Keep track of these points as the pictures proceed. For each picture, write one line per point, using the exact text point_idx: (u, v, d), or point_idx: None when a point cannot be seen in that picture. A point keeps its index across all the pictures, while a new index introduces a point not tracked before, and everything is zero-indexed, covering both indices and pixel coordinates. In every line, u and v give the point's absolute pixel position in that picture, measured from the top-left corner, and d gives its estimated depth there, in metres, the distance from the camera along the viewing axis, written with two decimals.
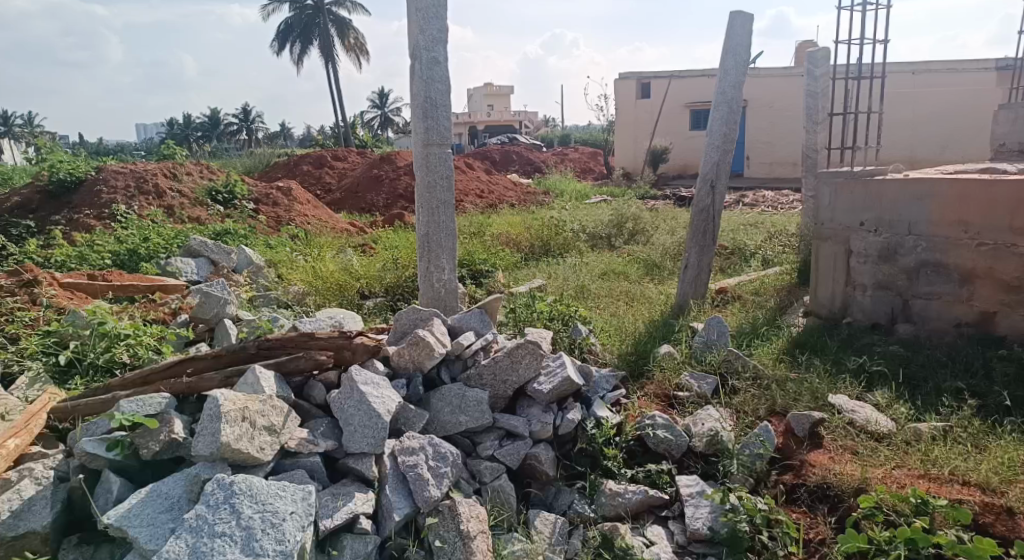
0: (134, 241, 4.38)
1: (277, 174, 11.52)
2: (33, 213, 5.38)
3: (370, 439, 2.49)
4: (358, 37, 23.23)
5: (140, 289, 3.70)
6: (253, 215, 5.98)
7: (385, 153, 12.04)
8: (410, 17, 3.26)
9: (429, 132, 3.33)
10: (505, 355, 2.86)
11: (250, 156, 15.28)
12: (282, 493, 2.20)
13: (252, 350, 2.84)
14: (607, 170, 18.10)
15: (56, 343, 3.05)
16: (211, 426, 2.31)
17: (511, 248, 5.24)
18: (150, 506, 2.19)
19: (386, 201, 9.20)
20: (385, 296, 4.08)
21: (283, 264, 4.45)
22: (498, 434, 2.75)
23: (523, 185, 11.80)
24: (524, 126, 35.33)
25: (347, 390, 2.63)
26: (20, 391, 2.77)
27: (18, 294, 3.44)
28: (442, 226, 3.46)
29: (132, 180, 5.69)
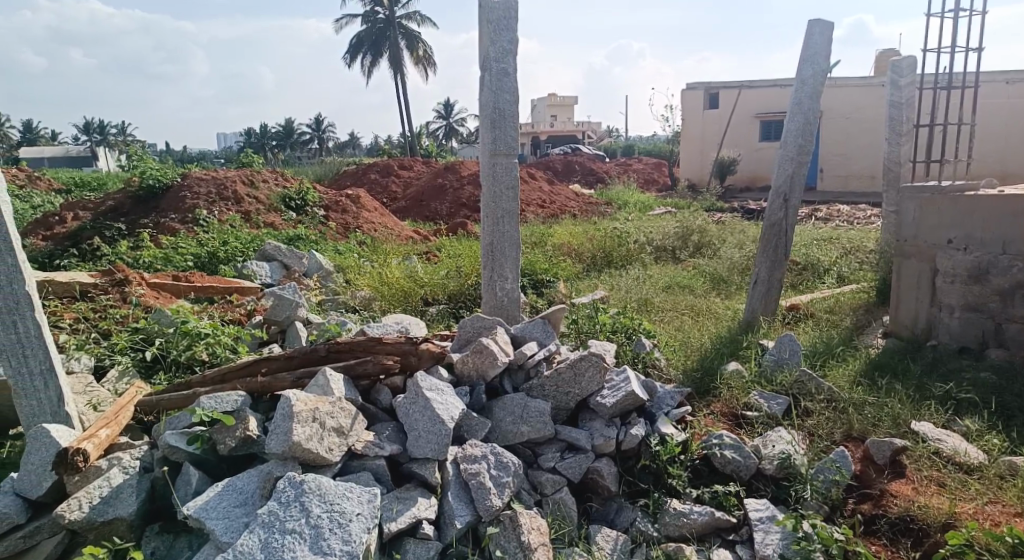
0: (214, 245, 4.60)
1: (346, 182, 11.90)
2: (124, 216, 5.75)
3: (433, 445, 2.52)
4: (427, 49, 23.82)
5: (219, 291, 3.87)
6: (323, 221, 6.18)
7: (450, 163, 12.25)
8: (481, 28, 3.29)
9: (496, 141, 3.35)
10: (568, 367, 2.85)
11: (321, 164, 15.81)
12: (349, 494, 2.26)
13: (322, 353, 2.93)
14: (671, 181, 17.80)
15: (143, 339, 3.23)
16: (283, 425, 2.40)
17: (573, 258, 5.22)
18: (226, 500, 2.29)
19: (450, 209, 9.34)
20: (448, 303, 4.13)
21: (352, 269, 4.58)
22: (560, 446, 2.74)
23: (587, 196, 11.75)
24: (586, 137, 35.21)
25: (413, 396, 2.68)
26: (111, 384, 2.95)
27: (111, 293, 3.66)
28: (506, 235, 3.47)
29: (213, 186, 5.98)
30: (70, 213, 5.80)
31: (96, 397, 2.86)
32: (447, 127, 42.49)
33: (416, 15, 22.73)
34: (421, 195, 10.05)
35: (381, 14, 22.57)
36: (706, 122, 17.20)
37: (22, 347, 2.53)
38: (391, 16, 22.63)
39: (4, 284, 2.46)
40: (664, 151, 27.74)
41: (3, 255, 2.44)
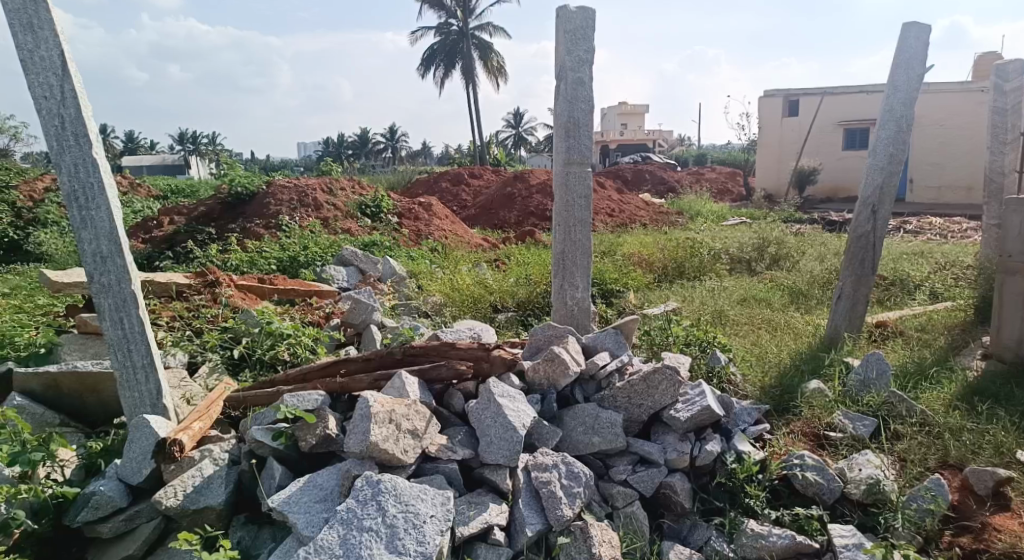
0: (295, 249, 4.81)
1: (418, 191, 12.19)
2: (214, 221, 6.09)
3: (505, 452, 2.54)
4: (500, 60, 24.14)
5: (300, 293, 4.04)
6: (396, 228, 6.34)
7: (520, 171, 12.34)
8: (558, 38, 3.29)
9: (570, 150, 3.33)
10: (641, 379, 2.81)
11: (393, 173, 16.25)
12: (423, 496, 2.31)
13: (398, 356, 3.02)
14: (746, 191, 17.30)
15: (231, 338, 3.41)
16: (362, 425, 2.48)
17: (643, 268, 5.15)
18: (307, 495, 2.39)
19: (518, 217, 9.42)
20: (517, 311, 4.15)
21: (424, 275, 4.68)
22: (632, 459, 2.70)
23: (658, 205, 11.57)
24: (655, 146, 34.75)
25: (485, 402, 2.71)
26: (202, 379, 3.15)
27: (203, 293, 3.88)
28: (578, 244, 3.44)
29: (295, 193, 6.25)
30: (166, 218, 6.20)
31: (189, 391, 3.04)
32: (515, 137, 42.86)
33: (488, 26, 23.07)
34: (490, 204, 10.18)
35: (454, 26, 23.05)
36: (783, 130, 16.62)
37: (127, 342, 2.71)
38: (464, 27, 23.11)
39: (113, 283, 2.66)
40: (738, 160, 27.00)
41: (112, 256, 2.63)
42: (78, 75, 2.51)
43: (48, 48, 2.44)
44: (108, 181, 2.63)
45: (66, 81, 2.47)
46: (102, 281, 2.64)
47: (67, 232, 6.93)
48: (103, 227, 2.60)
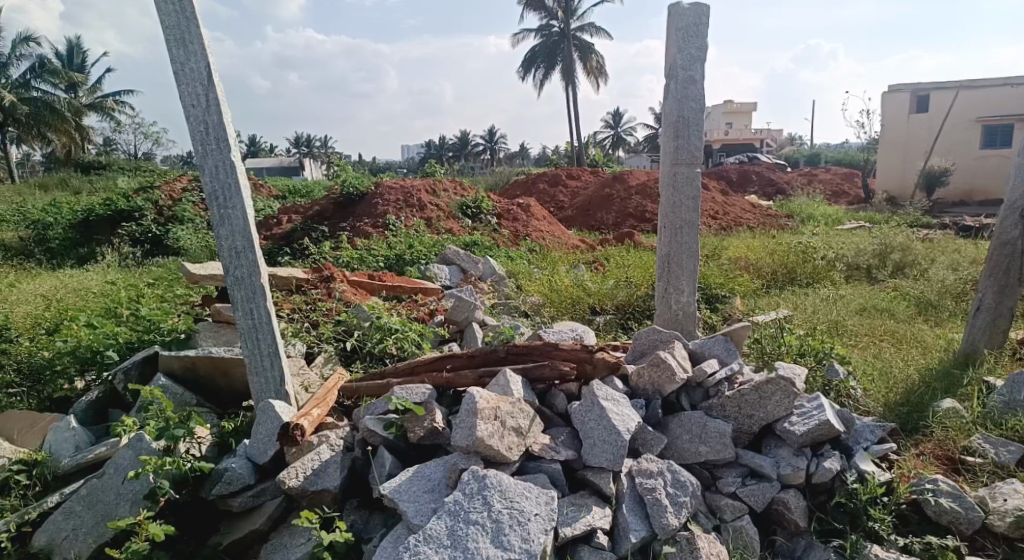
0: (402, 248, 5.00)
1: (516, 192, 12.33)
2: (327, 220, 6.46)
3: (609, 455, 2.51)
4: (600, 60, 24.02)
5: (406, 290, 4.20)
6: (496, 228, 6.46)
7: (619, 172, 12.19)
8: (668, 36, 3.21)
9: (679, 151, 3.24)
10: (753, 389, 2.70)
11: (492, 175, 16.55)
12: (527, 493, 2.34)
13: (501, 354, 3.06)
14: (863, 193, 16.18)
15: (344, 331, 3.61)
16: (468, 420, 2.55)
17: (750, 274, 4.95)
18: (416, 485, 2.47)
19: (616, 219, 9.34)
20: (616, 314, 4.09)
21: (523, 276, 4.73)
22: (741, 471, 2.60)
23: (766, 207, 11.06)
24: (757, 146, 33.26)
25: (589, 404, 2.70)
26: (318, 369, 3.35)
27: (319, 288, 4.11)
28: (685, 247, 3.35)
29: (401, 194, 6.49)
30: (286, 217, 6.64)
31: (307, 379, 3.24)
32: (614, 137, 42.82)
33: (589, 27, 22.99)
34: (588, 205, 10.15)
35: (555, 28, 23.13)
36: (908, 127, 15.42)
37: (256, 331, 2.92)
38: (565, 28, 23.19)
39: (246, 276, 2.87)
40: (853, 160, 25.31)
41: (245, 251, 2.84)
42: (221, 84, 2.73)
43: (197, 60, 2.67)
44: (244, 182, 2.85)
45: (212, 90, 2.69)
46: (236, 274, 2.86)
47: (201, 228, 7.58)
48: (239, 224, 2.81)
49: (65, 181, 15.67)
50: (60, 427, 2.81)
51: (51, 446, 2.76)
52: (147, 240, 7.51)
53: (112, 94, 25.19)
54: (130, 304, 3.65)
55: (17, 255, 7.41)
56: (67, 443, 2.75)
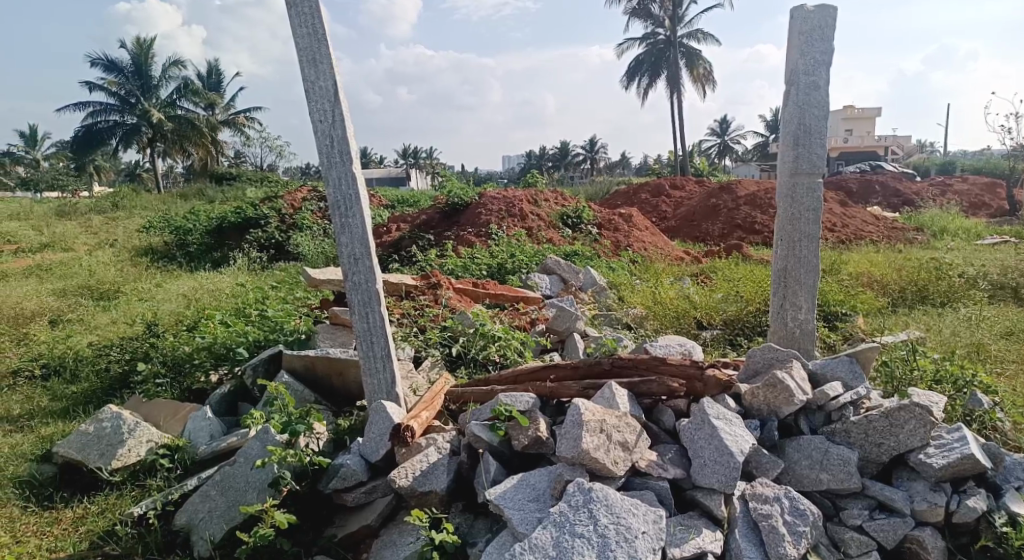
0: (504, 257, 5.08)
1: (617, 202, 12.21)
2: (432, 229, 6.69)
3: (721, 476, 2.41)
4: (708, 66, 23.44)
5: (508, 299, 4.25)
6: (597, 239, 6.41)
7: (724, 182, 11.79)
8: (790, 40, 3.07)
9: (799, 160, 3.07)
10: (882, 415, 2.52)
11: (591, 185, 16.50)
12: (635, 510, 2.29)
13: (606, 366, 3.02)
14: (1004, 204, 14.67)
15: (449, 336, 3.71)
16: (573, 431, 2.53)
17: (874, 291, 4.62)
18: (521, 493, 2.48)
19: (722, 231, 9.04)
20: (724, 329, 3.94)
21: (625, 287, 4.66)
22: (868, 503, 2.43)
23: (891, 219, 10.29)
24: (876, 153, 31.02)
25: (699, 421, 2.60)
26: (425, 373, 3.46)
27: (426, 294, 4.24)
28: (803, 261, 3.17)
29: (503, 204, 6.60)
30: (394, 225, 6.95)
31: (415, 383, 3.35)
32: (723, 145, 41.68)
33: (698, 34, 22.52)
34: (692, 216, 9.88)
35: (661, 36, 22.81)
36: None
37: (370, 334, 3.06)
38: (672, 36, 22.83)
39: (362, 282, 3.01)
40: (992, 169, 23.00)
41: (363, 258, 2.98)
42: (345, 100, 2.89)
43: (325, 79, 2.85)
44: (364, 192, 3.00)
45: (337, 107, 2.86)
46: (354, 279, 3.01)
47: (319, 235, 8.08)
48: (358, 233, 2.96)
49: (203, 191, 17.22)
50: (198, 416, 3.07)
51: (190, 433, 3.02)
52: (271, 246, 8.11)
53: (243, 110, 27.45)
54: (257, 306, 3.95)
55: (162, 258, 8.22)
56: (204, 431, 3.01)
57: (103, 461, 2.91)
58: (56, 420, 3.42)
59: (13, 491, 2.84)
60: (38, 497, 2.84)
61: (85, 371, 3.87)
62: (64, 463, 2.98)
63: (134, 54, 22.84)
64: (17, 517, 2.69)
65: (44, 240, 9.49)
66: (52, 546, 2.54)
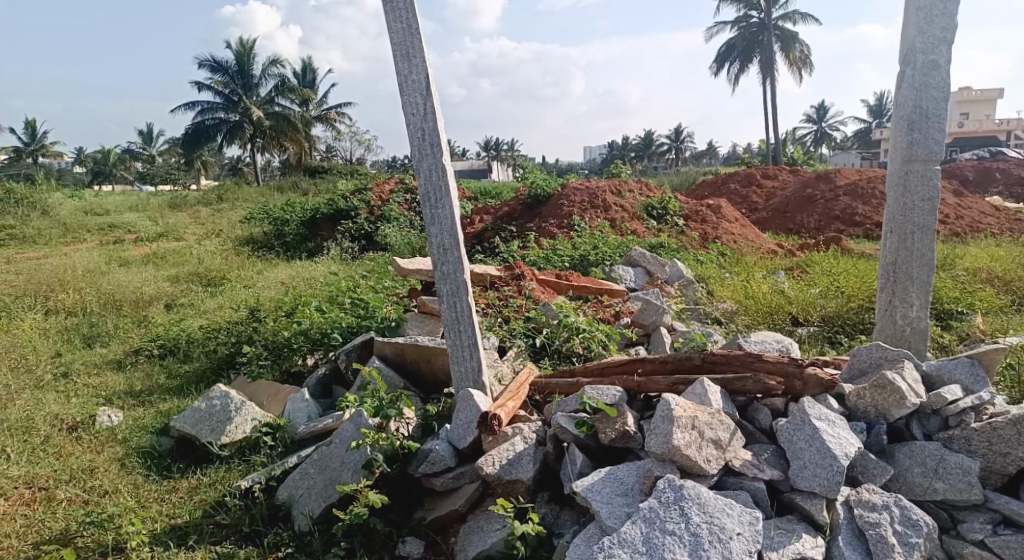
0: (587, 249, 5.05)
1: (703, 192, 11.86)
2: (515, 220, 6.74)
3: (822, 480, 2.28)
4: (805, 49, 22.35)
5: (592, 291, 4.21)
6: (683, 230, 6.23)
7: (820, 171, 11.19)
8: (906, 18, 2.85)
9: (913, 146, 2.85)
10: (1009, 424, 2.32)
11: (676, 175, 16.08)
12: (729, 511, 2.21)
13: (697, 361, 2.93)
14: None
15: (533, 328, 3.72)
16: (663, 426, 2.46)
17: (996, 288, 4.25)
18: (609, 486, 2.44)
19: (818, 223, 8.62)
20: (821, 326, 3.73)
21: (714, 281, 4.51)
22: (990, 518, 2.25)
23: (1013, 210, 9.43)
24: (992, 139, 28.53)
25: (798, 421, 2.47)
26: (510, 363, 3.48)
27: (510, 285, 4.27)
28: (916, 255, 2.95)
29: (587, 195, 6.54)
30: (478, 217, 7.04)
31: (500, 372, 3.37)
32: (817, 133, 39.57)
33: (794, 15, 21.48)
34: (786, 207, 9.45)
35: (754, 19, 21.96)
36: None
37: (458, 323, 3.10)
38: (767, 19, 21.91)
39: (451, 272, 3.05)
40: None
41: (452, 249, 3.02)
42: (436, 93, 2.93)
43: (417, 73, 2.89)
44: (453, 183, 3.03)
45: (429, 100, 2.91)
46: (443, 269, 3.05)
47: (405, 227, 8.32)
48: (447, 223, 3.00)
49: (298, 184, 18.15)
50: (296, 397, 3.24)
51: (290, 413, 3.19)
52: (361, 237, 8.44)
53: (334, 107, 28.65)
54: (350, 294, 4.12)
55: (262, 247, 8.71)
56: (302, 412, 3.17)
57: (213, 436, 3.11)
58: (172, 396, 3.70)
59: (136, 460, 3.09)
60: (157, 467, 3.08)
61: (196, 352, 4.17)
62: (180, 436, 3.22)
63: (238, 55, 24.33)
64: (141, 483, 2.92)
65: (159, 230, 10.28)
66: (170, 512, 2.74)
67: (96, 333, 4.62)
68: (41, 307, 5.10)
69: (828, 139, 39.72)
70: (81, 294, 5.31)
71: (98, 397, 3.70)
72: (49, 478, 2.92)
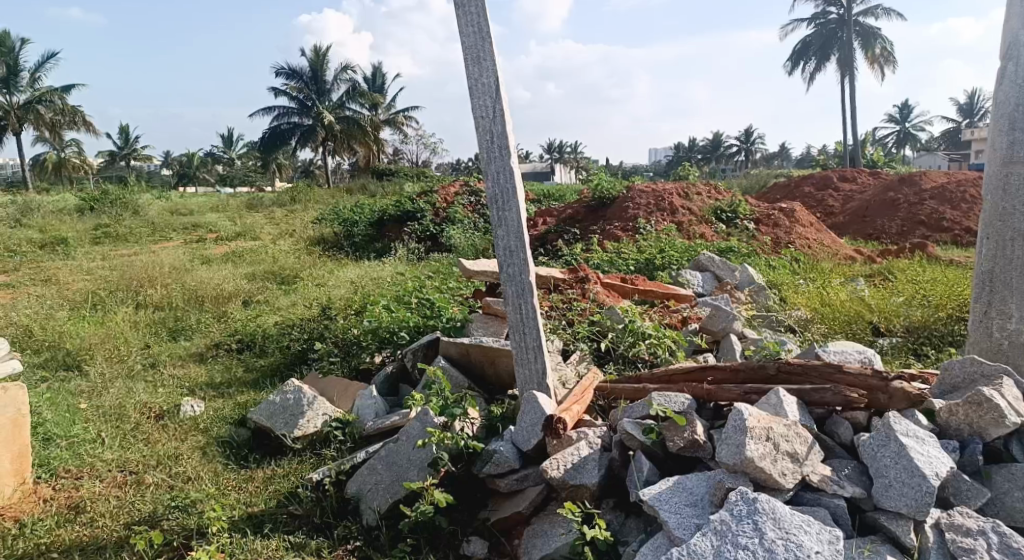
0: (653, 252, 4.96)
1: (775, 195, 11.47)
2: (579, 223, 6.70)
3: (909, 500, 2.14)
4: (887, 45, 21.31)
5: (658, 295, 4.13)
6: (754, 234, 6.04)
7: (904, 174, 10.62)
8: (1008, 9, 2.65)
9: (1013, 146, 2.68)
10: None
11: (745, 177, 15.60)
12: (807, 528, 2.09)
13: (772, 371, 2.84)
14: None
15: (598, 331, 3.68)
16: (736, 437, 2.37)
17: None
18: (678, 496, 2.37)
19: (901, 228, 8.18)
20: (905, 337, 3.53)
21: (788, 287, 4.35)
22: None
23: None
24: None
25: (883, 437, 2.34)
26: (574, 367, 3.45)
27: (574, 288, 4.25)
28: (1016, 263, 2.76)
29: (653, 197, 6.44)
30: (541, 219, 7.04)
31: (564, 376, 3.35)
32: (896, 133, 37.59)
33: (876, 10, 20.51)
34: (865, 211, 9.01)
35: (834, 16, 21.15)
36: None
37: (523, 326, 3.09)
38: (846, 15, 21.02)
39: (517, 275, 3.05)
40: None
41: (517, 251, 3.02)
42: (506, 96, 2.94)
43: (487, 76, 2.91)
44: (520, 186, 3.03)
45: (498, 103, 2.92)
46: (508, 271, 3.06)
47: (470, 229, 8.42)
48: (514, 226, 3.00)
49: (366, 186, 18.66)
50: (365, 394, 3.32)
51: (359, 409, 3.27)
52: (427, 238, 8.60)
53: (402, 111, 29.36)
54: (417, 294, 4.19)
55: (332, 247, 9.00)
56: (370, 408, 3.25)
57: (287, 429, 3.23)
58: (249, 389, 3.87)
59: (216, 448, 3.24)
60: (236, 456, 3.22)
61: (271, 347, 4.34)
62: (257, 428, 3.36)
63: (312, 62, 25.29)
64: (220, 471, 3.06)
65: (238, 230, 10.80)
66: (247, 500, 2.85)
67: (180, 327, 4.89)
68: (132, 300, 5.44)
69: (912, 140, 37.68)
70: (167, 289, 5.63)
71: (183, 388, 3.91)
72: (138, 463, 3.10)
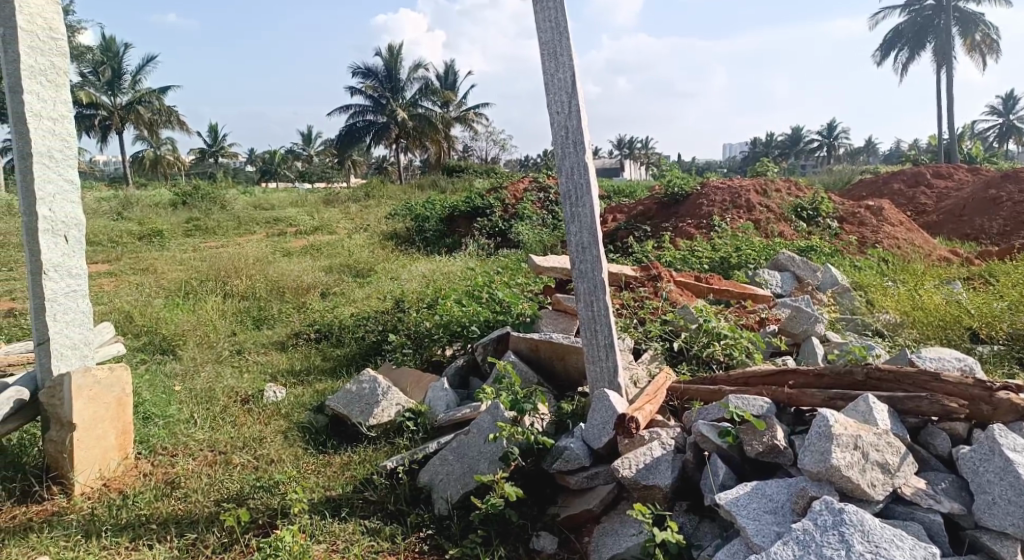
0: (728, 251, 4.82)
1: (860, 193, 10.91)
2: (650, 220, 6.59)
3: (1016, 519, 2.00)
4: (989, 31, 19.85)
5: (734, 295, 4.01)
6: (837, 233, 5.77)
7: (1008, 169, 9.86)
8: None
9: None
10: None
11: (828, 173, 14.89)
12: (899, 542, 1.96)
13: (860, 376, 2.69)
14: None
15: (671, 331, 3.61)
16: (820, 444, 2.24)
17: None
18: (757, 502, 2.28)
19: (1005, 228, 7.62)
20: (1008, 345, 3.29)
21: (875, 289, 4.13)
22: None
23: None
24: None
25: (986, 451, 2.17)
26: (646, 365, 3.39)
27: (646, 286, 4.18)
28: None
29: (728, 194, 6.25)
30: (611, 216, 6.97)
31: (635, 374, 3.29)
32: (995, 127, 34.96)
33: None
34: (962, 210, 8.44)
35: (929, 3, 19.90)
36: None
37: (595, 323, 3.06)
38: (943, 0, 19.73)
39: (589, 271, 3.01)
40: None
41: (590, 247, 2.99)
42: (582, 91, 2.91)
43: (564, 72, 2.89)
44: (594, 182, 3.00)
45: (574, 98, 2.90)
46: (581, 268, 3.03)
47: (538, 225, 8.43)
48: (587, 222, 2.97)
49: (437, 182, 18.98)
50: (437, 386, 3.38)
51: (431, 401, 3.34)
52: (496, 234, 8.67)
53: (472, 108, 29.72)
54: (487, 288, 4.23)
55: (404, 241, 9.22)
56: (442, 400, 3.31)
57: (363, 417, 3.33)
58: (327, 377, 4.02)
59: (297, 433, 3.38)
60: (315, 441, 3.35)
61: (348, 337, 4.49)
62: (334, 415, 3.48)
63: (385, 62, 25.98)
64: (301, 455, 3.19)
65: (315, 225, 11.22)
66: (326, 484, 2.96)
67: (263, 316, 5.14)
68: (220, 289, 5.75)
69: (1017, 134, 34.91)
70: (252, 279, 5.92)
71: (266, 374, 4.11)
72: (227, 443, 3.28)
